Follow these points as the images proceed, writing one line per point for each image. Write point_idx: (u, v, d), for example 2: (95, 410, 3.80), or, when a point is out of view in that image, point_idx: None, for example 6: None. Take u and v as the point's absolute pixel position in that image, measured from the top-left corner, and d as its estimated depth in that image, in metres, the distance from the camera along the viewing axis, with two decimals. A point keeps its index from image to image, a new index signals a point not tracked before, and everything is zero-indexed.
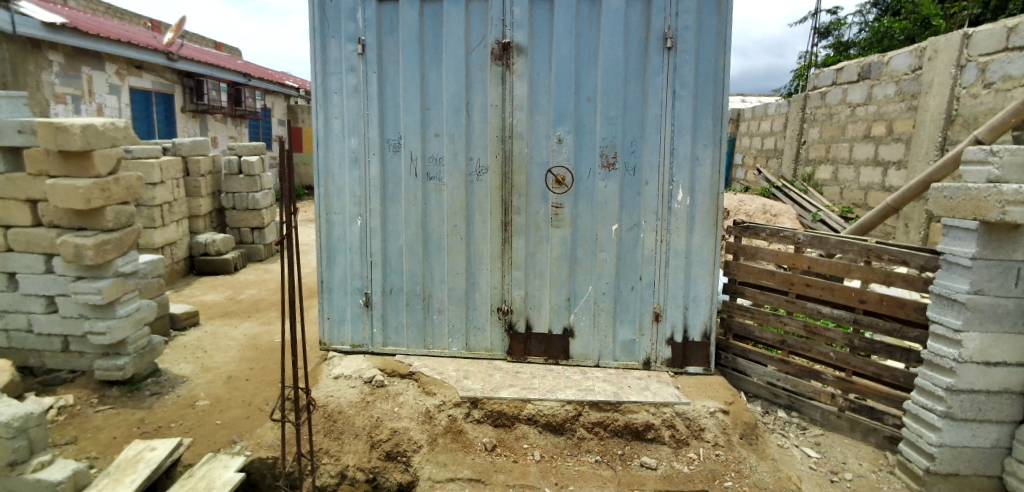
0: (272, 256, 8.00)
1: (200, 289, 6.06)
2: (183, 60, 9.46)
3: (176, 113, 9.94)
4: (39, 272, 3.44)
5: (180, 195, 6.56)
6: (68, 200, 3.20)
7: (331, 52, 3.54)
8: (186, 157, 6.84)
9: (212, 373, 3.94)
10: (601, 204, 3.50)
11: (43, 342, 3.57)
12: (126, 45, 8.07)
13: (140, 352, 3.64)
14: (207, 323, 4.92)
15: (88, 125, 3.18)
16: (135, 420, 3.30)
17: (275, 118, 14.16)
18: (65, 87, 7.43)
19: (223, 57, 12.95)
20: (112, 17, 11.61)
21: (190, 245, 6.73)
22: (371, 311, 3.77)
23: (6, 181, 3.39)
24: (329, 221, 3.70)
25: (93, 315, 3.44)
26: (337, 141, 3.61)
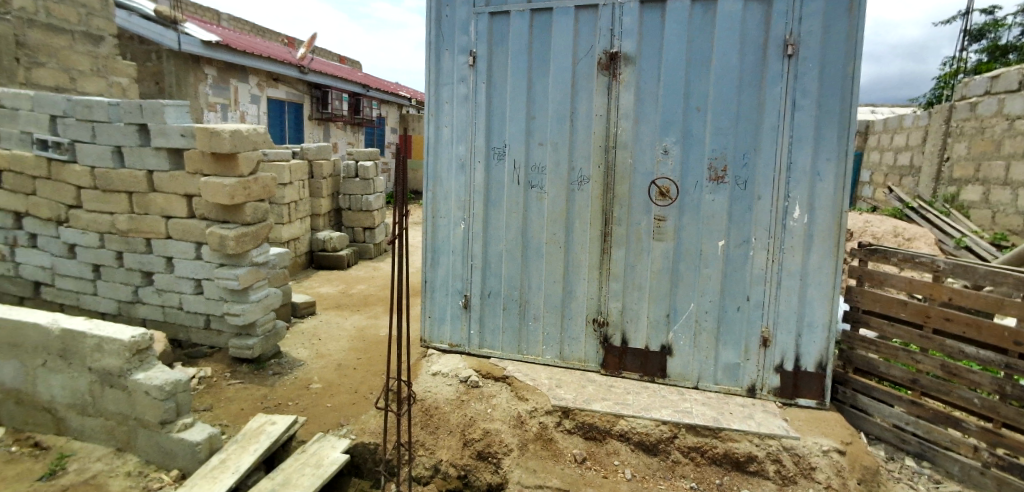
0: (380, 255, 8.54)
1: (317, 281, 6.62)
2: (312, 72, 10.41)
3: (305, 121, 10.96)
4: (191, 258, 3.85)
5: (304, 195, 7.21)
6: (217, 196, 3.62)
7: (444, 63, 3.74)
8: (311, 161, 7.51)
9: (325, 359, 4.28)
10: (708, 218, 3.35)
11: (190, 318, 3.99)
12: (266, 60, 9.04)
13: (266, 334, 4.03)
14: (322, 313, 5.35)
15: (235, 131, 3.59)
16: (260, 396, 3.67)
17: (389, 126, 15.14)
18: (217, 97, 8.46)
19: (346, 70, 14.12)
20: (256, 35, 13.08)
21: (311, 241, 7.37)
22: (470, 313, 3.89)
23: (167, 177, 3.76)
24: (434, 224, 3.89)
25: (231, 298, 3.85)
26: (446, 147, 3.80)
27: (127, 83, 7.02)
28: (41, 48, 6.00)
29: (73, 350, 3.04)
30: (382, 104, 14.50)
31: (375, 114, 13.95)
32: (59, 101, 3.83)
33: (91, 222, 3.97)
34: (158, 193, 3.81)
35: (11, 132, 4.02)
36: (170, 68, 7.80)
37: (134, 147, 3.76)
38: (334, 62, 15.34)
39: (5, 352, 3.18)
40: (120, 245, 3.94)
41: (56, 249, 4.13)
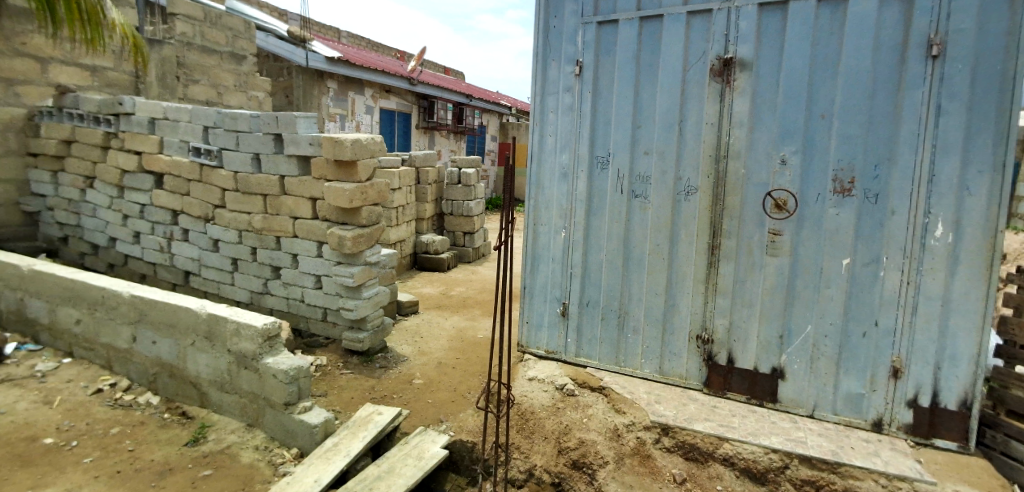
0: (478, 259, 8.80)
1: (419, 282, 6.96)
2: (421, 84, 10.99)
3: (412, 129, 11.59)
4: (313, 255, 4.20)
5: (411, 200, 7.60)
6: (338, 199, 3.93)
7: (550, 74, 3.79)
8: (418, 168, 7.95)
9: (426, 357, 4.48)
10: (830, 233, 3.09)
11: (310, 310, 4.36)
12: (381, 73, 9.69)
13: (375, 329, 4.31)
14: (424, 312, 5.61)
15: (356, 140, 3.87)
16: (368, 386, 3.92)
17: (489, 134, 15.60)
18: (337, 108, 9.20)
19: (451, 81, 14.75)
20: (372, 50, 14.09)
21: (415, 243, 7.76)
22: (567, 321, 3.89)
23: (297, 182, 4.14)
24: (535, 231, 3.94)
25: (346, 294, 4.15)
26: (550, 156, 3.84)
27: (264, 96, 7.86)
28: (197, 68, 6.89)
29: (217, 332, 3.40)
30: (483, 113, 14.98)
31: (477, 122, 14.44)
32: (212, 114, 4.36)
33: (232, 220, 4.46)
34: (288, 196, 4.21)
35: (172, 141, 4.61)
36: (299, 82, 8.63)
37: (270, 154, 4.18)
38: (440, 74, 16.12)
39: (164, 331, 3.55)
40: (255, 242, 4.40)
41: (204, 244, 4.68)
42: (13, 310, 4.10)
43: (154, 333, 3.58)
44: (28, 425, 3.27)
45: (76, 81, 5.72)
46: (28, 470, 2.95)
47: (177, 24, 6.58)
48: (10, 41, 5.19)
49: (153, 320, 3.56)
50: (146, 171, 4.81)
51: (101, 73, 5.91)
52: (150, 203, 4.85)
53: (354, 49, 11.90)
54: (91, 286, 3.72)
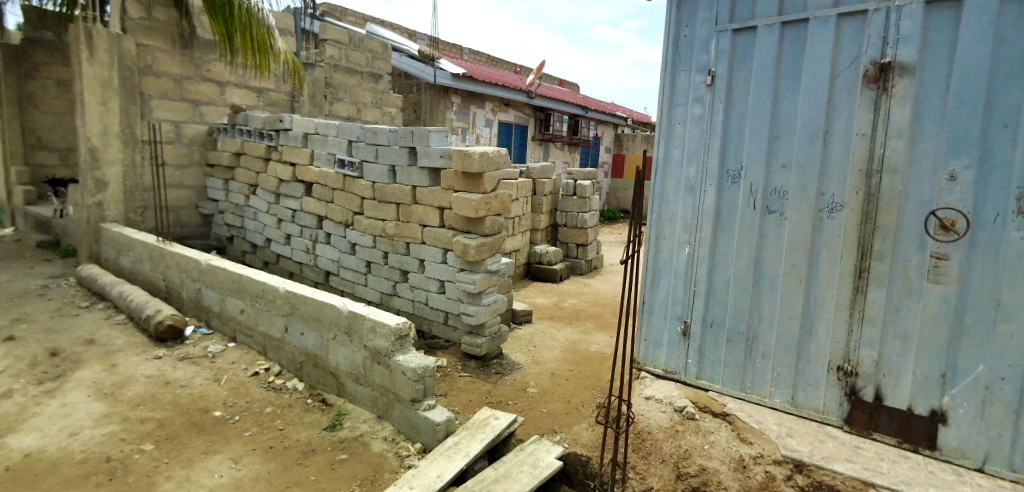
0: (590, 271, 8.78)
1: (532, 291, 7.10)
2: (538, 96, 11.24)
3: (528, 141, 11.88)
4: (438, 261, 4.45)
5: (527, 211, 7.77)
6: (464, 209, 4.13)
7: (679, 84, 3.44)
8: (535, 179, 8.11)
9: (540, 366, 4.57)
10: (1016, 262, 2.41)
11: (433, 313, 4.62)
12: (501, 87, 10.06)
13: (492, 335, 4.47)
14: (537, 322, 5.70)
15: (484, 153, 4.06)
16: (485, 391, 4.08)
17: (603, 145, 15.55)
18: (459, 122, 9.72)
19: (567, 93, 14.93)
20: (492, 65, 14.70)
21: (529, 253, 7.91)
22: (688, 341, 3.54)
23: (427, 192, 4.42)
24: (657, 245, 3.64)
25: (467, 300, 4.35)
26: (675, 168, 3.50)
27: (395, 112, 8.51)
28: (342, 87, 7.67)
29: (356, 328, 3.72)
30: (598, 124, 14.96)
31: (592, 133, 14.44)
32: (357, 129, 4.81)
33: (368, 226, 4.86)
34: (419, 204, 4.50)
35: (321, 154, 5.15)
36: (428, 98, 9.23)
37: (405, 166, 4.52)
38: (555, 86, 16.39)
39: (311, 324, 3.95)
40: (388, 246, 4.76)
41: (343, 246, 5.15)
42: (192, 298, 4.79)
43: (303, 325, 4.00)
44: (202, 398, 3.80)
45: (246, 102, 6.61)
46: (202, 437, 3.44)
47: (327, 48, 7.36)
48: (198, 69, 6.11)
49: (303, 313, 3.97)
50: (298, 180, 5.41)
51: (265, 94, 6.76)
52: (300, 209, 5.44)
53: (476, 65, 12.48)
54: (254, 281, 4.25)
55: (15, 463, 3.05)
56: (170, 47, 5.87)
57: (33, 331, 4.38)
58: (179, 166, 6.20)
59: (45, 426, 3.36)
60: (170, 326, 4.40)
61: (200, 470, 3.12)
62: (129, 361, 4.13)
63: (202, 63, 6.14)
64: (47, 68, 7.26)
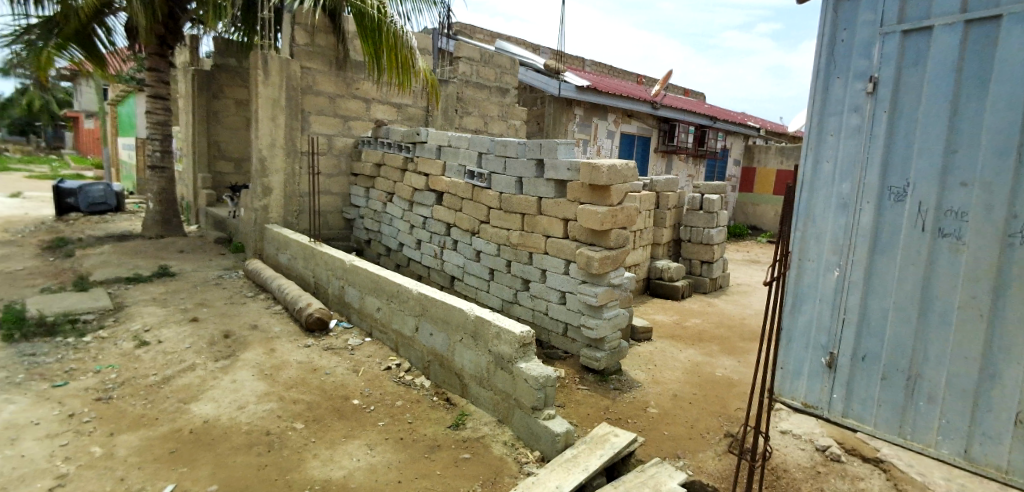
0: (715, 290, 8.36)
1: (651, 307, 6.91)
2: (663, 107, 10.99)
3: (650, 153, 11.62)
4: (560, 272, 4.50)
5: (649, 224, 7.60)
6: (590, 222, 4.13)
7: (833, 93, 3.07)
8: (659, 193, 7.88)
9: (661, 386, 4.46)
10: None
11: (553, 323, 4.66)
12: (625, 99, 9.99)
13: (612, 350, 4.42)
14: (657, 340, 5.54)
15: (613, 166, 4.03)
16: (603, 406, 4.04)
17: (731, 158, 14.78)
18: (581, 134, 9.81)
19: (694, 103, 14.41)
20: (614, 76, 14.59)
21: (649, 268, 7.71)
22: (834, 374, 3.13)
23: (553, 203, 4.49)
24: (800, 266, 3.26)
25: (588, 312, 4.34)
26: (825, 184, 3.12)
27: (520, 124, 8.79)
28: (471, 102, 8.11)
29: (482, 332, 3.86)
30: (726, 136, 14.25)
31: (719, 145, 13.77)
32: (487, 141, 5.03)
33: (493, 234, 5.05)
34: (544, 215, 4.59)
35: (452, 165, 5.46)
36: (551, 110, 9.40)
37: (531, 178, 4.63)
38: (681, 96, 15.90)
39: (439, 325, 4.18)
40: (511, 255, 4.90)
41: (468, 253, 5.41)
42: (336, 294, 5.29)
43: (432, 326, 4.24)
44: (343, 386, 4.17)
45: (388, 117, 7.20)
46: (342, 421, 3.76)
47: (460, 65, 7.89)
48: (350, 87, 6.79)
49: (433, 315, 4.21)
50: (430, 189, 5.78)
51: (404, 109, 7.32)
52: (431, 216, 5.81)
53: (599, 76, 12.48)
54: (390, 282, 4.59)
55: (197, 427, 3.56)
56: (328, 69, 6.58)
57: (212, 314, 5.11)
58: (331, 175, 6.92)
59: (220, 398, 3.89)
60: (318, 319, 4.89)
61: (341, 453, 3.41)
62: (285, 347, 4.65)
63: (353, 82, 6.80)
64: (230, 89, 8.48)
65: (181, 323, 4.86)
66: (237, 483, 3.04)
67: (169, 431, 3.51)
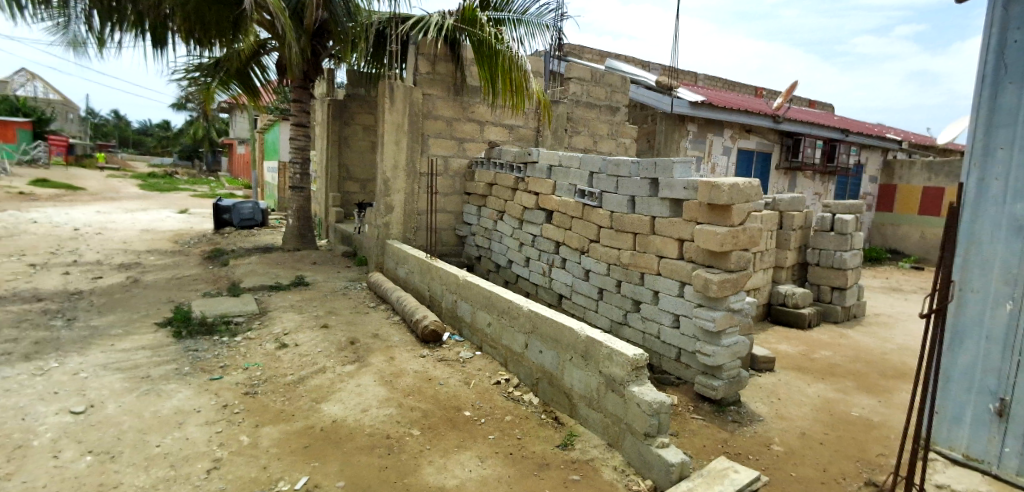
0: (847, 320, 7.61)
1: (773, 336, 6.42)
2: (787, 120, 10.32)
3: (771, 170, 10.92)
4: (674, 294, 4.34)
5: (772, 245, 7.10)
6: (709, 242, 3.95)
7: (1005, 97, 2.46)
8: (782, 212, 7.34)
9: (786, 423, 4.12)
10: None
11: (664, 348, 4.49)
12: (744, 113, 9.54)
13: (730, 379, 4.16)
14: (781, 371, 5.13)
15: (734, 184, 3.84)
16: (720, 438, 3.79)
17: (866, 175, 13.47)
18: (694, 150, 9.52)
19: (822, 115, 13.35)
20: (729, 89, 13.94)
21: (771, 293, 7.19)
22: (1009, 427, 2.55)
23: (667, 223, 4.37)
24: (959, 299, 2.67)
25: (704, 338, 4.13)
26: (993, 205, 2.52)
27: (630, 142, 8.71)
28: (581, 121, 8.20)
29: (592, 353, 3.79)
30: (860, 150, 13.03)
31: (852, 160, 12.59)
32: (599, 161, 5.04)
33: (603, 254, 5.02)
34: (657, 235, 4.47)
35: (563, 184, 5.53)
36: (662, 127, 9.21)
37: (645, 197, 4.55)
38: (808, 109, 14.81)
39: (549, 344, 4.19)
40: (622, 275, 4.83)
41: (577, 272, 5.41)
42: (449, 308, 5.53)
43: (542, 344, 4.27)
44: (456, 397, 4.31)
45: (500, 138, 7.45)
46: (455, 431, 3.88)
47: (571, 86, 8.02)
48: (466, 111, 7.14)
49: (543, 333, 4.24)
50: (540, 208, 5.90)
51: (516, 130, 7.55)
52: (540, 234, 5.92)
53: (714, 90, 12.05)
54: (502, 298, 4.71)
55: (326, 425, 3.87)
56: (446, 94, 6.98)
57: (340, 322, 5.56)
58: (447, 194, 7.30)
59: (346, 400, 4.19)
60: (433, 331, 5.14)
61: (454, 462, 3.51)
62: (403, 356, 4.93)
63: (469, 106, 7.15)
64: (359, 116, 9.27)
65: (314, 328, 5.34)
66: (361, 481, 3.25)
67: (303, 427, 3.84)
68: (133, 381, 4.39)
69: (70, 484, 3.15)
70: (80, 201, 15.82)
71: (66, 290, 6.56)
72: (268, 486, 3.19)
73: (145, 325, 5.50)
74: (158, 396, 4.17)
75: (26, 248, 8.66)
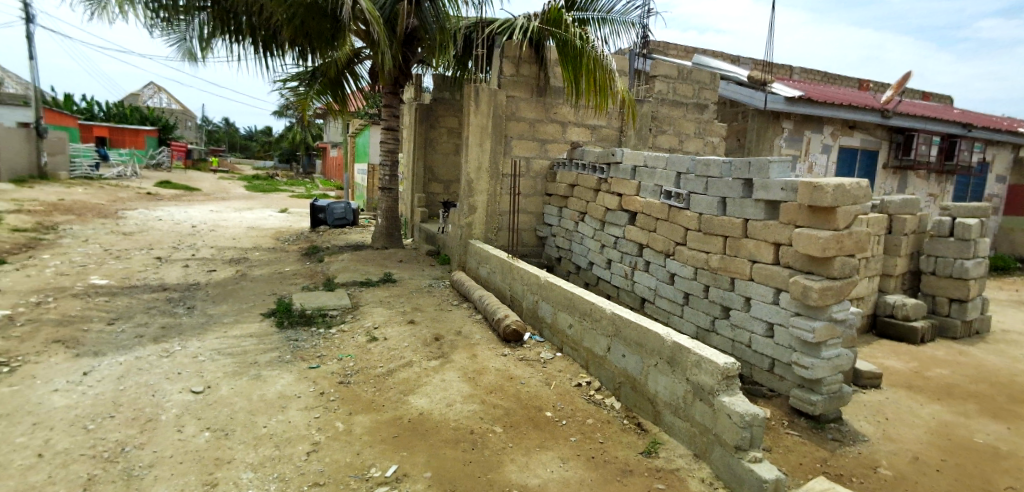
0: (968, 336, 6.88)
1: (878, 349, 5.91)
2: (897, 115, 9.48)
3: (878, 169, 10.08)
4: (767, 301, 4.13)
5: (879, 251, 6.54)
6: (809, 247, 3.70)
7: None
8: (891, 215, 6.73)
9: (895, 445, 3.78)
10: None
11: (756, 357, 4.28)
12: (847, 108, 8.89)
13: (830, 395, 3.87)
14: (888, 389, 4.72)
15: (840, 185, 3.57)
16: (818, 457, 3.54)
17: (992, 174, 12.06)
18: (789, 148, 9.03)
19: (939, 108, 12.13)
20: (829, 83, 13.01)
21: (877, 302, 6.64)
22: None
23: (762, 226, 4.16)
24: None
25: (801, 349, 3.88)
26: None
27: (718, 141, 8.38)
28: (666, 120, 8.03)
29: (679, 360, 3.67)
30: (985, 147, 11.70)
31: (976, 158, 11.33)
32: (687, 161, 4.90)
33: (691, 257, 4.87)
34: (750, 238, 4.28)
35: (648, 185, 5.44)
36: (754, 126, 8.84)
37: (737, 198, 4.37)
38: (921, 102, 13.51)
39: (633, 348, 4.11)
40: (710, 280, 4.68)
41: (661, 276, 5.31)
42: (529, 308, 5.58)
43: (625, 348, 4.20)
44: (537, 397, 4.34)
45: (582, 138, 7.42)
46: (537, 431, 3.90)
47: (657, 84, 7.90)
48: (548, 112, 7.17)
49: (627, 336, 4.17)
50: (623, 209, 5.84)
51: (598, 130, 7.49)
52: (622, 236, 5.86)
53: (813, 84, 11.31)
54: (584, 300, 4.68)
55: (414, 417, 4.03)
56: (530, 96, 7.05)
57: (426, 318, 5.78)
58: (528, 195, 7.39)
59: (432, 394, 4.35)
60: (514, 330, 5.20)
61: (536, 461, 3.52)
62: (485, 353, 5.04)
63: (552, 108, 7.18)
64: (444, 119, 9.58)
65: (401, 324, 5.59)
66: (447, 474, 3.35)
67: (392, 418, 4.03)
68: (243, 366, 4.80)
69: (192, 456, 3.51)
70: (197, 200, 17.59)
71: (187, 281, 7.31)
72: (361, 471, 3.37)
73: (253, 315, 6.01)
74: (264, 381, 4.54)
75: (154, 242, 9.74)
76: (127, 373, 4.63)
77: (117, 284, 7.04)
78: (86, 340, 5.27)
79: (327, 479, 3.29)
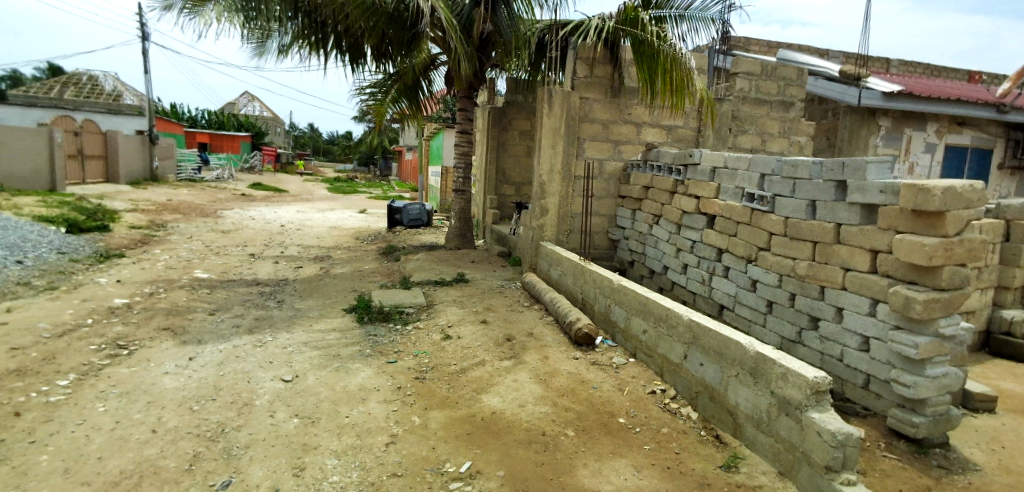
0: None
1: (992, 370, 5.35)
2: (1016, 109, 8.54)
3: (992, 169, 9.14)
4: (862, 313, 3.86)
5: (993, 261, 5.93)
6: (912, 254, 3.41)
7: None
8: (1009, 220, 6.06)
9: (1014, 477, 3.40)
10: None
11: (848, 373, 4.02)
12: (955, 102, 8.12)
13: (936, 417, 3.53)
14: (1005, 415, 4.25)
15: (950, 187, 3.25)
16: (920, 484, 3.23)
17: None
18: (886, 147, 8.38)
19: None
20: (932, 76, 11.94)
21: (990, 317, 6.03)
22: None
23: (858, 231, 3.88)
24: None
25: (901, 365, 3.58)
26: None
27: (806, 141, 7.93)
28: (748, 119, 7.73)
29: (763, 371, 3.49)
30: None
31: None
32: (772, 162, 4.68)
33: (776, 264, 4.66)
34: (843, 244, 4.02)
35: (728, 187, 5.27)
36: (846, 124, 8.29)
37: (829, 202, 4.12)
38: None
39: (713, 357, 3.96)
40: (796, 287, 4.45)
41: (742, 282, 5.12)
42: (602, 312, 5.53)
43: (704, 356, 4.06)
44: (609, 403, 4.29)
45: (658, 139, 7.27)
46: (609, 437, 3.84)
47: (738, 81, 7.63)
48: (623, 113, 7.07)
49: (705, 345, 4.03)
50: (701, 212, 5.71)
51: (674, 131, 7.30)
52: (700, 240, 5.73)
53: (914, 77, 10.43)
54: (660, 305, 4.58)
55: (487, 416, 4.10)
56: (604, 97, 6.98)
57: (498, 318, 5.86)
58: (601, 198, 7.33)
59: (504, 393, 4.41)
60: (586, 334, 5.18)
61: (609, 468, 3.47)
62: (556, 356, 5.04)
63: (627, 108, 7.07)
64: (516, 122, 9.69)
65: (474, 323, 5.71)
66: (520, 474, 3.38)
67: (466, 415, 4.12)
68: (328, 358, 5.10)
69: (283, 440, 3.76)
70: (285, 202, 18.84)
71: (277, 277, 7.85)
72: (436, 465, 3.48)
73: (336, 310, 6.36)
74: (346, 373, 4.79)
75: (248, 240, 10.55)
76: (227, 360, 5.05)
77: (218, 278, 7.69)
78: (191, 328, 5.80)
79: (405, 471, 3.43)
